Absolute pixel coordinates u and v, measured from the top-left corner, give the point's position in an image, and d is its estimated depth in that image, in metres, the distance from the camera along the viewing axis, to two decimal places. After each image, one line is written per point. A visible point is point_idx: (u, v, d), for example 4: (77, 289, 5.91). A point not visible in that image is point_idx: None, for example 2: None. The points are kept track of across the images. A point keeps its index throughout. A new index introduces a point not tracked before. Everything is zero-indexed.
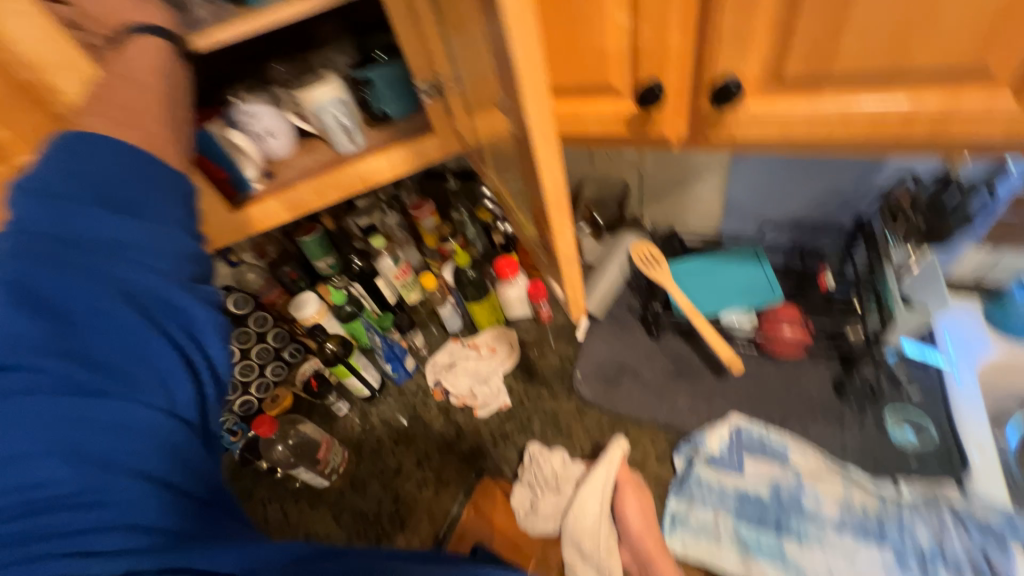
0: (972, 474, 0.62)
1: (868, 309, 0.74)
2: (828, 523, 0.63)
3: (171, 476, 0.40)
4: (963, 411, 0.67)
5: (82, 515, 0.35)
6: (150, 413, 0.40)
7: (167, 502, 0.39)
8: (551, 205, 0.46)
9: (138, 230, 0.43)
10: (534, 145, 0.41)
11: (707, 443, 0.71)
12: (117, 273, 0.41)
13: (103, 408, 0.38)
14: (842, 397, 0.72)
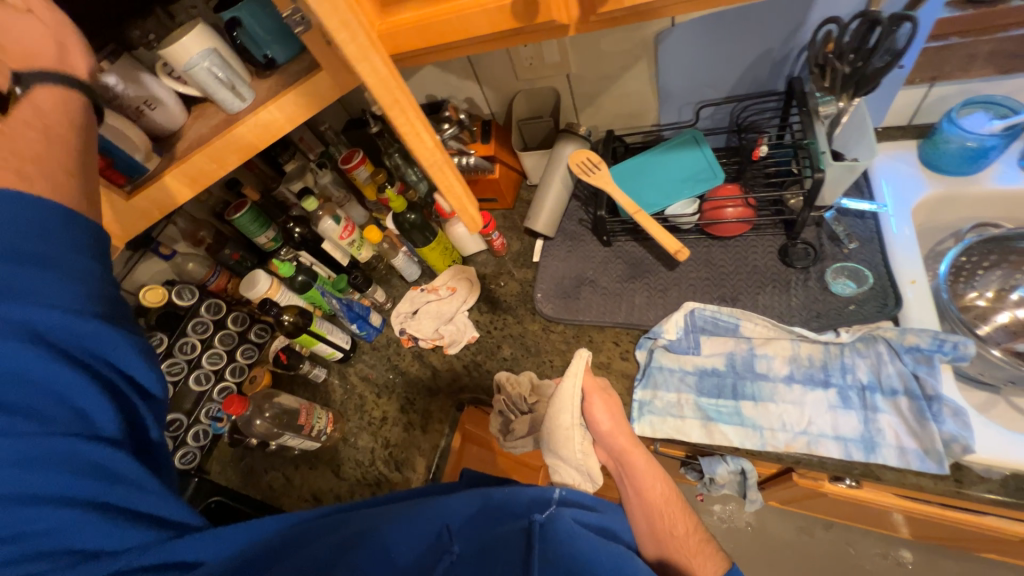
0: (905, 309, 0.66)
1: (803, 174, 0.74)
2: (777, 379, 0.66)
3: (124, 493, 0.39)
4: (893, 254, 0.70)
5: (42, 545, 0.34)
6: (84, 445, 0.37)
7: (130, 519, 0.38)
8: (385, 105, 0.47)
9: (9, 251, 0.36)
10: (339, 43, 0.42)
11: (664, 332, 0.74)
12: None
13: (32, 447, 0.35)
14: (788, 262, 0.74)
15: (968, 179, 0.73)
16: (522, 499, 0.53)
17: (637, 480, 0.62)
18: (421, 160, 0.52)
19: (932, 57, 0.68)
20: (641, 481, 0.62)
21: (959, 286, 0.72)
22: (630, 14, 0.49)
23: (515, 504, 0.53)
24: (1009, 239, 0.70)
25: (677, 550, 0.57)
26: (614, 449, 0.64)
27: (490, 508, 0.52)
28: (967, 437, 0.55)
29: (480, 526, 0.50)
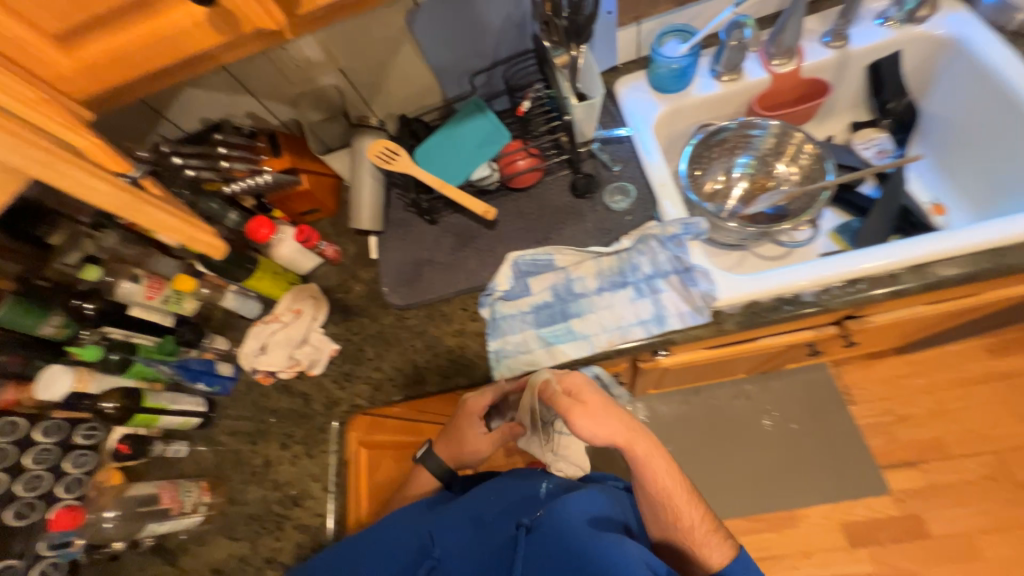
0: (662, 206, 0.82)
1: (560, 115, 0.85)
2: (591, 293, 0.79)
3: None
4: (647, 166, 0.86)
5: None
6: None
7: None
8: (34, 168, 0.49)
9: None
10: None
11: (498, 285, 0.82)
12: None
13: None
14: (578, 195, 0.86)
15: (682, 94, 0.91)
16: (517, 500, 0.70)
17: (649, 474, 0.67)
18: (103, 203, 0.57)
19: None
20: (653, 479, 0.67)
21: (700, 178, 0.93)
22: (334, 9, 0.51)
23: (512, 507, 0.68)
24: (716, 135, 0.91)
25: (683, 536, 0.67)
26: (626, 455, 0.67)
27: (494, 507, 0.69)
28: (711, 289, 0.72)
29: (480, 519, 0.68)
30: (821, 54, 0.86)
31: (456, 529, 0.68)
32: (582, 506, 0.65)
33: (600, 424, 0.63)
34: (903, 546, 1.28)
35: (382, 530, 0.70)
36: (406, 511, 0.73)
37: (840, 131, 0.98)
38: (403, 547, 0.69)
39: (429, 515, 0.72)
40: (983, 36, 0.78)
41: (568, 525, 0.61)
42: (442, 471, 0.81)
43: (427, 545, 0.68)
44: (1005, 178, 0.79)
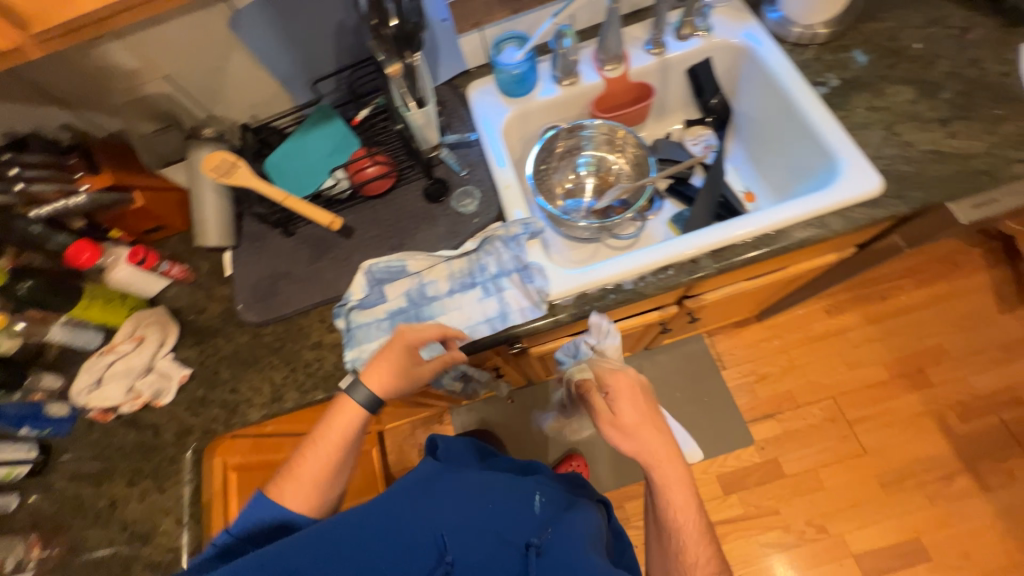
0: (506, 207, 0.86)
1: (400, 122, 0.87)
2: (443, 296, 0.82)
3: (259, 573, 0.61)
4: (494, 169, 0.90)
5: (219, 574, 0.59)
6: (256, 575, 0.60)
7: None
8: None
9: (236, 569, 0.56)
10: None
11: (352, 294, 0.83)
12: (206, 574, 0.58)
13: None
14: (430, 200, 0.89)
15: (528, 98, 0.96)
16: (529, 517, 0.64)
17: (675, 508, 0.80)
18: None
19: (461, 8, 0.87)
20: (672, 471, 0.78)
21: (549, 179, 0.99)
22: (81, 28, 0.48)
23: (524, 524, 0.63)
24: (551, 143, 0.97)
25: None
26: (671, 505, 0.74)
27: (498, 509, 0.63)
28: (545, 285, 0.78)
29: (495, 525, 0.61)
30: (644, 61, 0.95)
31: (470, 532, 0.59)
32: (578, 530, 0.66)
33: (630, 404, 0.78)
34: (767, 488, 1.47)
35: (391, 514, 0.57)
36: (412, 493, 0.60)
37: (675, 127, 1.08)
38: (416, 542, 0.56)
39: (431, 503, 0.60)
40: (764, 46, 0.91)
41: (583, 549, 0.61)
42: (371, 402, 0.67)
43: (436, 549, 0.56)
44: (788, 170, 0.91)
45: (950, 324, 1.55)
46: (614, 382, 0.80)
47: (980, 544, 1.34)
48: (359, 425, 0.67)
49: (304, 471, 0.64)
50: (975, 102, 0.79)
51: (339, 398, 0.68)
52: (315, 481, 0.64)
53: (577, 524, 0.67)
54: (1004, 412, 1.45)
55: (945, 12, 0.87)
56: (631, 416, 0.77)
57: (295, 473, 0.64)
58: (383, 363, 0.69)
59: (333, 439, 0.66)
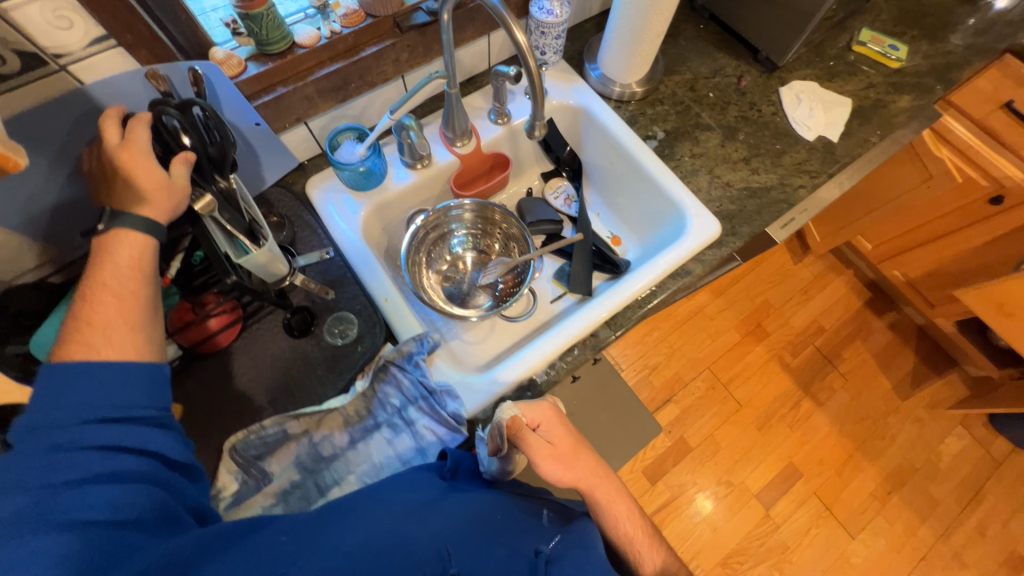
0: (393, 323, 0.76)
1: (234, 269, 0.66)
2: (344, 451, 0.70)
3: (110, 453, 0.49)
4: (366, 280, 0.79)
5: (85, 500, 0.46)
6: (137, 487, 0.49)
7: (91, 526, 0.45)
8: None
9: (94, 461, 0.48)
10: None
11: (221, 487, 0.65)
12: (63, 504, 0.45)
13: (87, 497, 0.46)
14: (297, 334, 0.74)
15: (381, 188, 0.86)
16: (524, 529, 0.66)
17: (610, 517, 0.77)
18: None
19: (276, 107, 0.73)
20: (596, 480, 0.76)
21: (424, 269, 0.92)
22: None
23: (522, 535, 0.65)
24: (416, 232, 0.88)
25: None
26: (612, 516, 0.77)
27: (507, 523, 0.65)
28: (460, 407, 0.72)
29: (506, 534, 0.63)
30: (493, 132, 0.93)
31: (476, 545, 0.58)
32: (587, 537, 0.70)
33: (561, 429, 0.73)
34: (682, 465, 1.66)
35: (395, 533, 0.55)
36: (409, 511, 0.59)
37: (534, 182, 1.10)
38: (420, 555, 0.54)
39: (437, 515, 0.60)
40: (597, 106, 0.97)
41: (593, 557, 0.66)
42: (150, 224, 0.57)
43: (439, 559, 0.54)
44: (643, 215, 1.00)
45: (768, 281, 1.93)
46: (535, 415, 0.72)
47: (828, 448, 1.71)
48: (153, 258, 0.58)
49: (98, 314, 0.53)
50: (762, 139, 0.96)
51: (106, 237, 0.57)
52: (113, 315, 0.54)
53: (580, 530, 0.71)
54: (816, 340, 1.86)
55: (722, 63, 1.03)
56: (565, 442, 0.74)
57: (88, 326, 0.53)
58: (135, 169, 0.55)
59: (124, 272, 0.56)
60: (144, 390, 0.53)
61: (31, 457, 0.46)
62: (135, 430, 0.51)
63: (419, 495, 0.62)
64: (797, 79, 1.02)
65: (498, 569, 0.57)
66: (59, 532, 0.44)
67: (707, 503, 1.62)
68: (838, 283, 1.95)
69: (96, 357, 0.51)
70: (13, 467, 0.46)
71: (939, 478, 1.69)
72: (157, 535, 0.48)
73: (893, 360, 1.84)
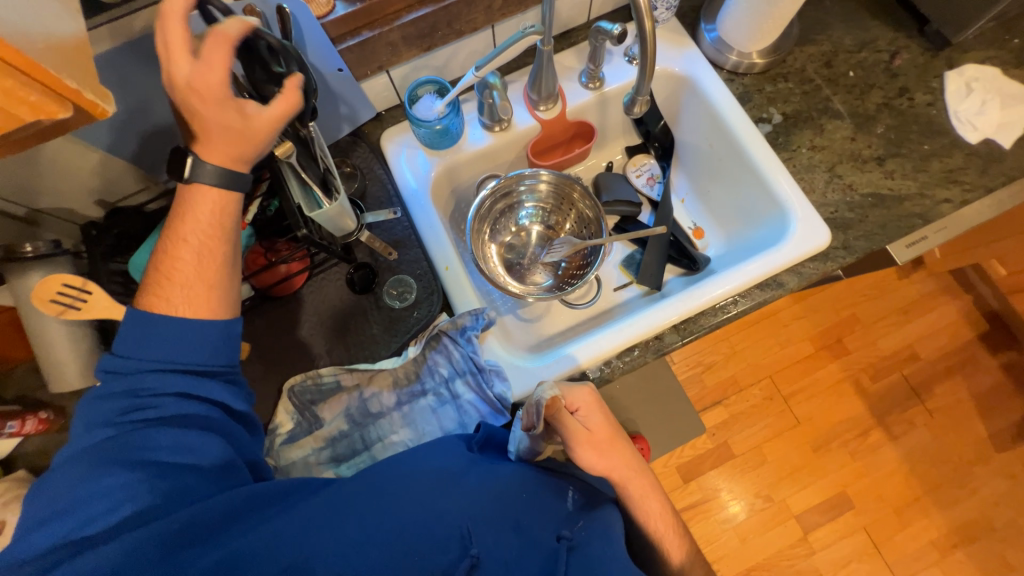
0: (451, 293, 0.75)
1: (304, 219, 0.66)
2: (390, 411, 0.72)
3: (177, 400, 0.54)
4: (429, 244, 0.77)
5: (154, 443, 0.52)
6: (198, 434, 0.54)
7: (156, 468, 0.51)
8: None
9: (166, 407, 0.53)
10: None
11: (278, 424, 0.69)
12: (137, 443, 0.51)
13: (156, 441, 0.52)
14: (358, 290, 0.75)
15: (455, 149, 0.82)
16: (551, 514, 0.61)
17: (640, 513, 0.72)
18: None
19: (359, 53, 0.69)
20: (630, 474, 0.70)
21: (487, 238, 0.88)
22: None
23: (547, 520, 0.60)
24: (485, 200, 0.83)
25: None
26: (642, 512, 0.72)
27: (528, 507, 0.61)
28: (506, 389, 0.70)
29: (525, 519, 0.59)
30: (580, 97, 0.84)
31: (495, 530, 0.56)
32: (613, 528, 0.64)
33: (599, 417, 0.68)
34: (720, 471, 1.59)
35: (422, 509, 0.55)
36: (434, 487, 0.58)
37: (616, 156, 1.00)
38: (438, 534, 0.53)
39: (453, 497, 0.58)
40: (706, 76, 0.84)
41: (616, 551, 0.60)
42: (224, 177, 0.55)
43: (458, 542, 0.53)
44: (735, 210, 0.88)
45: (861, 293, 1.70)
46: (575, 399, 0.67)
47: (891, 486, 1.55)
48: (235, 210, 0.58)
49: (178, 269, 0.55)
50: (906, 136, 0.79)
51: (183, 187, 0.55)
52: (190, 270, 0.56)
53: (604, 514, 0.65)
54: (905, 368, 1.65)
55: (874, 34, 0.84)
56: (603, 431, 0.69)
57: (166, 279, 0.55)
58: (211, 125, 0.52)
59: (202, 227, 0.56)
60: (211, 348, 0.56)
61: (116, 397, 0.53)
62: (198, 380, 0.55)
63: (443, 469, 0.61)
64: (972, 63, 0.81)
65: (517, 560, 0.54)
66: (130, 469, 0.50)
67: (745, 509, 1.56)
68: (948, 308, 1.68)
69: (176, 313, 0.55)
70: (102, 403, 0.53)
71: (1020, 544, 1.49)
72: (214, 480, 0.53)
73: (996, 406, 1.60)
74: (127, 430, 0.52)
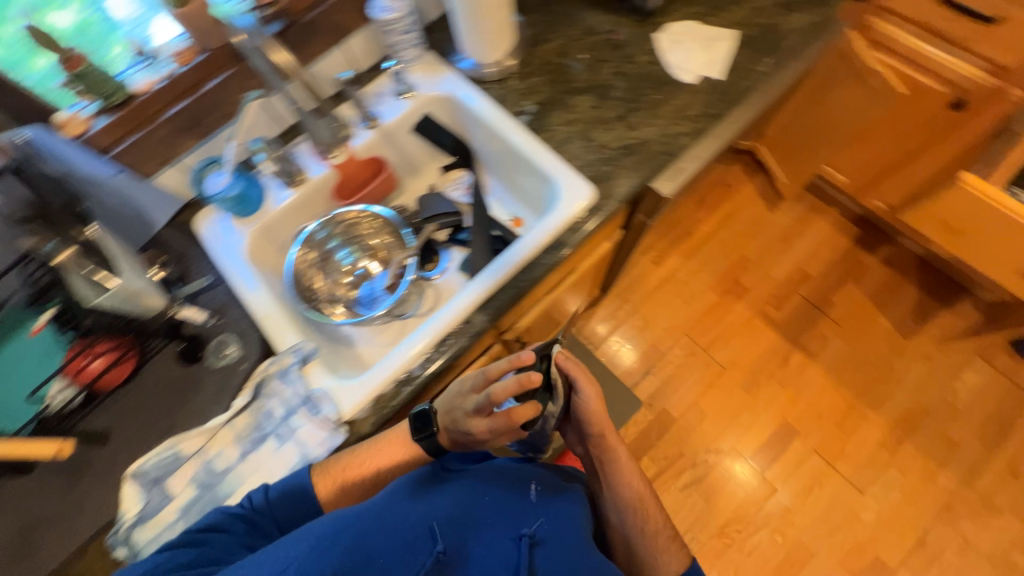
0: (273, 338, 0.80)
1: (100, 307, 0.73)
2: (236, 465, 0.74)
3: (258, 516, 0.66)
4: (248, 300, 0.83)
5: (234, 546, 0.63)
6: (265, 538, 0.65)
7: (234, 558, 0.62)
8: None
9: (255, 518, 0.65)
10: None
11: (124, 512, 0.71)
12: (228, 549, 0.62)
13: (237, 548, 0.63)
14: (187, 361, 0.79)
15: (262, 212, 0.90)
16: (516, 509, 0.70)
17: (622, 476, 0.85)
18: None
19: (133, 155, 0.78)
20: (610, 444, 0.85)
21: (319, 282, 0.92)
22: None
23: (514, 514, 0.69)
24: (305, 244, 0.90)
25: (648, 543, 0.82)
26: (625, 479, 0.85)
27: (499, 508, 0.69)
28: (334, 409, 0.74)
29: (494, 517, 0.67)
30: (364, 137, 0.95)
31: (458, 525, 0.64)
32: (573, 515, 0.75)
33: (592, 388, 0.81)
34: (667, 439, 1.60)
35: (391, 511, 0.64)
36: (405, 493, 0.67)
37: (435, 176, 1.10)
38: (407, 534, 0.61)
39: (432, 500, 0.67)
40: (467, 92, 0.96)
41: (571, 539, 0.70)
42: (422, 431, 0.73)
43: (426, 539, 0.60)
44: (535, 193, 0.98)
45: (742, 235, 1.83)
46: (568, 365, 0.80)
47: (825, 401, 1.60)
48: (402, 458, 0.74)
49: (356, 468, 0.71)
50: (639, 92, 0.92)
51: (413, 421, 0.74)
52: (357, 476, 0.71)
53: (571, 505, 0.76)
54: (802, 288, 1.74)
55: (594, 21, 0.99)
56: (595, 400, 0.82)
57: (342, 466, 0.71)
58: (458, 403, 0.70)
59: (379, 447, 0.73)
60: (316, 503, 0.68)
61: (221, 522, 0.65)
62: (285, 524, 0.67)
63: (410, 477, 0.71)
64: (675, 22, 0.96)
65: (481, 552, 0.62)
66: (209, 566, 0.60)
67: (741, 467, 1.56)
68: (821, 224, 1.81)
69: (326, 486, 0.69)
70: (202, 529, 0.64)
71: (957, 418, 1.54)
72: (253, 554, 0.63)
73: (892, 297, 1.70)
74: (227, 533, 0.63)
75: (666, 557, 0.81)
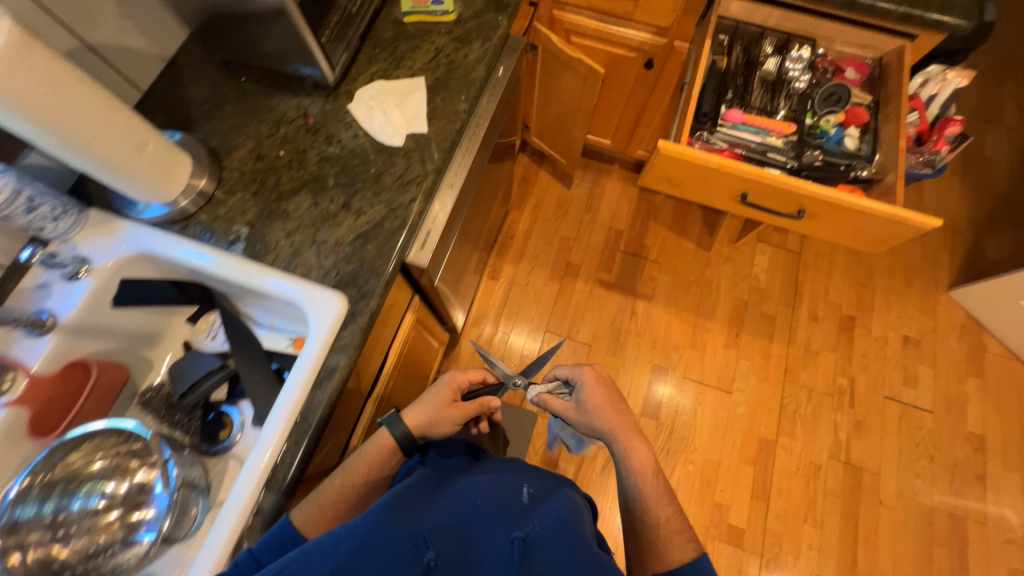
0: None
1: None
2: None
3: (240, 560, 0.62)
4: None
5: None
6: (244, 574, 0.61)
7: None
8: None
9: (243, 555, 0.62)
10: None
11: None
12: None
13: None
14: None
15: None
16: (512, 509, 0.65)
17: (629, 464, 0.87)
18: None
19: None
20: (622, 434, 0.90)
21: (54, 549, 0.70)
22: None
23: (516, 516, 0.63)
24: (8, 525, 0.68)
25: (655, 528, 0.80)
26: (632, 466, 0.87)
27: (494, 510, 0.64)
28: None
29: (489, 519, 0.62)
30: (43, 348, 0.74)
31: (455, 532, 0.59)
32: (568, 508, 0.67)
33: (603, 390, 0.94)
34: None
35: (391, 518, 0.57)
36: (413, 496, 0.63)
37: (185, 331, 0.93)
38: (400, 541, 0.55)
39: (429, 507, 0.62)
40: (158, 239, 0.80)
41: (575, 534, 0.60)
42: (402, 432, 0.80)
43: (416, 550, 0.55)
44: (295, 313, 0.87)
45: (554, 218, 1.94)
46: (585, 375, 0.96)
47: (675, 331, 1.79)
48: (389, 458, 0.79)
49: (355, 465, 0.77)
50: (353, 171, 0.85)
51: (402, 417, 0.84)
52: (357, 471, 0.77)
53: (568, 503, 0.69)
54: (620, 244, 1.91)
55: (280, 109, 0.90)
56: (604, 398, 0.93)
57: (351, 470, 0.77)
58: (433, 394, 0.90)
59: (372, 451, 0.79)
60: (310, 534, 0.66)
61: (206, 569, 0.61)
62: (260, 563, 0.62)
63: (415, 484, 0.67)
64: (362, 87, 0.91)
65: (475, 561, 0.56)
66: None
67: (664, 385, 1.72)
68: (612, 182, 1.99)
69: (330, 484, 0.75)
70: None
71: (766, 295, 1.85)
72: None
73: (686, 220, 1.95)
74: None
75: (667, 553, 0.76)
